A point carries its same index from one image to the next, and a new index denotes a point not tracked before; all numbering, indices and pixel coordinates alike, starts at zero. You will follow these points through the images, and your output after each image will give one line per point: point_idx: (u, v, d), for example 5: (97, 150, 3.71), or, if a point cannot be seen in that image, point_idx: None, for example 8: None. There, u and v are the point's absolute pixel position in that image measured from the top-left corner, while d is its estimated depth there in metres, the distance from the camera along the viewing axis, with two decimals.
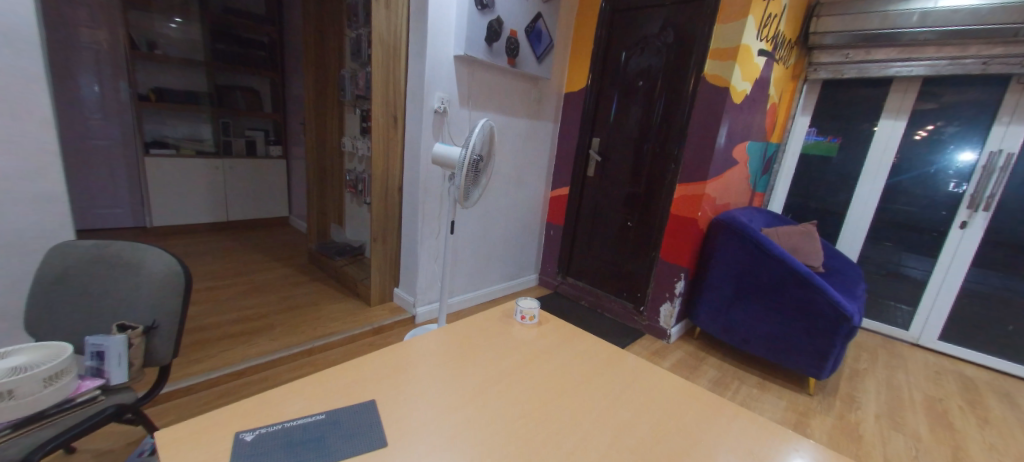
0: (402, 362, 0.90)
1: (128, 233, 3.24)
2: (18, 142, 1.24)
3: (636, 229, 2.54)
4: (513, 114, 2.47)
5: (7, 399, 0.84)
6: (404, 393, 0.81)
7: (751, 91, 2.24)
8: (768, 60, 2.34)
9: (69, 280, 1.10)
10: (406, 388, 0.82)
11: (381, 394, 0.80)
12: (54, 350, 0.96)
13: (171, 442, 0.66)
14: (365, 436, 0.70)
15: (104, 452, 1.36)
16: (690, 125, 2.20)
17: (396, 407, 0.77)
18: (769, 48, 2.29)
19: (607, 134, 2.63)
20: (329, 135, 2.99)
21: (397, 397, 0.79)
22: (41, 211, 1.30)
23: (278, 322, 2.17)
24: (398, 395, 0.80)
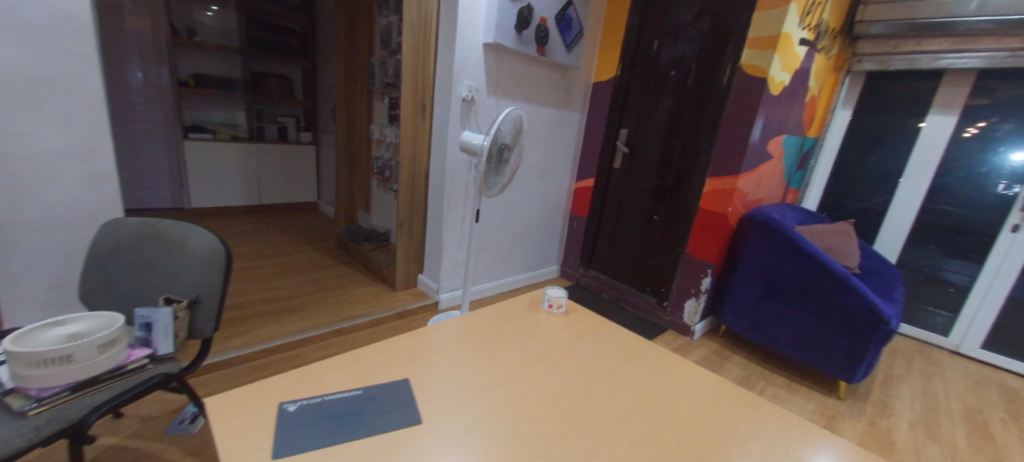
0: (427, 347, 0.91)
1: (168, 213, 3.40)
2: (74, 122, 1.31)
3: (662, 222, 2.48)
4: (540, 103, 2.45)
5: (67, 362, 0.90)
6: (436, 378, 0.82)
7: (789, 83, 2.14)
8: (809, 51, 2.24)
9: (120, 256, 1.17)
10: (439, 372, 0.83)
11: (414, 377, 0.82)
12: (109, 319, 1.01)
13: (219, 408, 0.69)
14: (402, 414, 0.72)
15: (149, 418, 1.45)
16: (724, 118, 2.14)
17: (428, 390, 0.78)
18: (810, 38, 2.19)
19: (635, 125, 2.57)
20: (358, 123, 3.04)
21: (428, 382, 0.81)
22: (95, 189, 1.38)
23: (308, 303, 2.24)
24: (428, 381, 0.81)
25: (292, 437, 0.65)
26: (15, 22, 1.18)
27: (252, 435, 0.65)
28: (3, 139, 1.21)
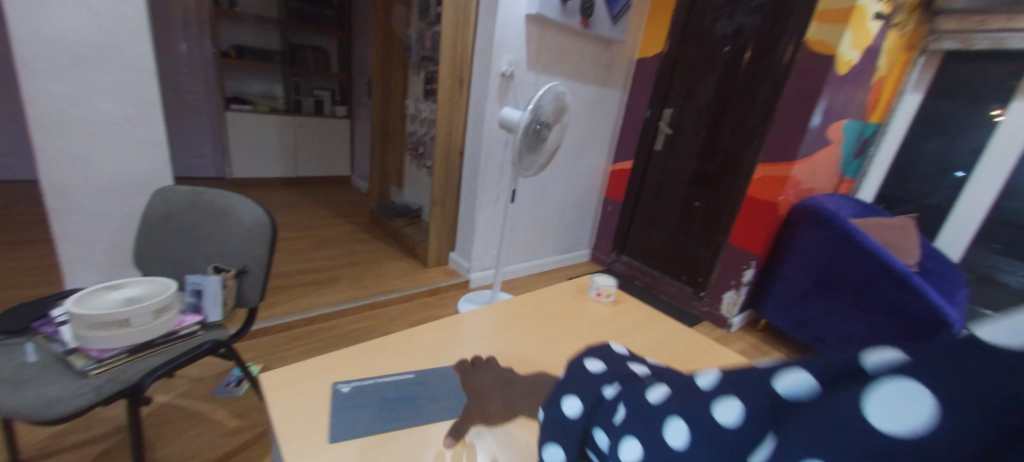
0: (463, 337, 0.87)
1: (212, 182, 3.52)
2: (126, 90, 1.32)
3: (704, 210, 2.33)
4: (581, 80, 2.35)
5: (125, 326, 0.94)
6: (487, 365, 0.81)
7: (858, 62, 1.96)
8: (882, 27, 2.03)
9: (172, 223, 1.20)
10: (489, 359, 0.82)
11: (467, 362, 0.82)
12: (162, 285, 1.04)
13: (273, 384, 0.69)
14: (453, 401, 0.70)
15: (198, 379, 1.51)
16: (781, 100, 1.94)
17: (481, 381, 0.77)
18: (886, 12, 1.98)
19: (680, 105, 2.41)
20: (393, 97, 3.01)
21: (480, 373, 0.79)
22: (147, 156, 1.41)
23: (344, 276, 2.28)
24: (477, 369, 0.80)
25: (347, 418, 0.64)
26: None
27: (308, 413, 0.64)
28: (59, 107, 1.24)
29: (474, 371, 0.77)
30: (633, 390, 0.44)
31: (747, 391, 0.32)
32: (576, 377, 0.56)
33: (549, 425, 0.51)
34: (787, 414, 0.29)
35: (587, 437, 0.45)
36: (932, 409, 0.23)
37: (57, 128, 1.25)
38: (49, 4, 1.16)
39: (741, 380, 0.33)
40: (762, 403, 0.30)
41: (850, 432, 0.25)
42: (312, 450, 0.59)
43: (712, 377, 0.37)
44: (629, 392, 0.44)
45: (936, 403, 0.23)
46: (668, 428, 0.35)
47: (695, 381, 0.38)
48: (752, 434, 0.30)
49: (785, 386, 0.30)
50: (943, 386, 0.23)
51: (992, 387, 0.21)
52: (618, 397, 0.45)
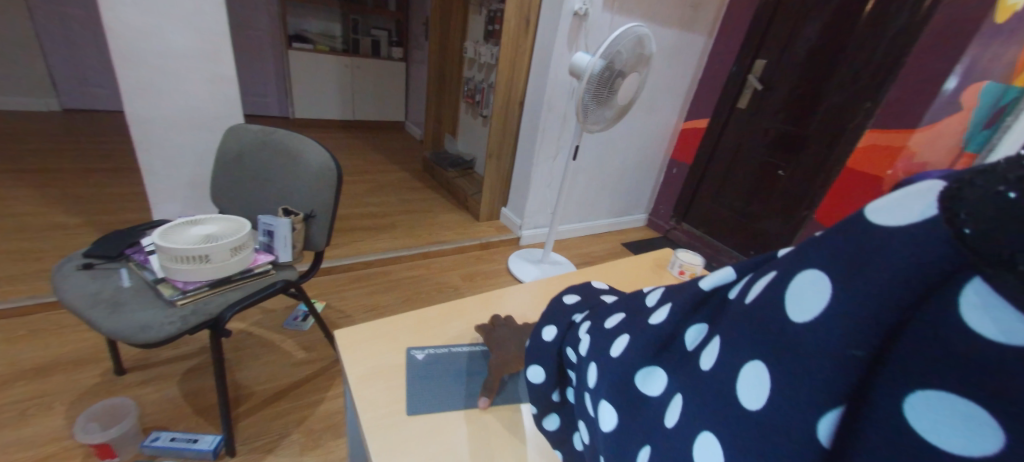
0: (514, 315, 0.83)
1: (275, 121, 3.64)
2: (196, 22, 1.30)
3: (787, 180, 2.09)
4: (663, 23, 2.08)
5: (206, 261, 0.97)
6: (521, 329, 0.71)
7: None
8: None
9: (244, 162, 1.21)
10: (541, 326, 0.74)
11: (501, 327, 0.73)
12: (237, 223, 1.06)
13: (350, 344, 0.70)
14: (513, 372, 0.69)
15: (269, 311, 1.61)
16: (913, 52, 1.58)
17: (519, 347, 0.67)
18: None
19: (776, 57, 2.05)
20: (451, 39, 2.85)
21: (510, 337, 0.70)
22: (218, 92, 1.41)
23: (398, 223, 2.31)
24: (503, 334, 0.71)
25: (423, 388, 0.64)
26: None
27: (385, 377, 0.65)
28: (136, 38, 1.23)
29: (495, 330, 0.73)
30: (599, 315, 0.50)
31: (681, 302, 0.37)
32: (554, 309, 0.62)
33: (530, 349, 0.58)
34: (714, 309, 0.34)
35: (563, 356, 0.52)
36: (825, 294, 0.24)
37: (137, 61, 1.26)
38: None
39: (677, 291, 0.39)
40: (687, 303, 0.36)
41: (767, 330, 0.27)
42: (391, 421, 0.59)
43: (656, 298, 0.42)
44: (597, 318, 0.50)
45: (830, 288, 0.24)
46: (622, 342, 0.41)
47: (644, 303, 0.43)
48: (686, 331, 0.36)
49: (708, 286, 0.35)
50: (837, 272, 0.24)
51: (870, 277, 0.22)
52: (587, 323, 0.51)
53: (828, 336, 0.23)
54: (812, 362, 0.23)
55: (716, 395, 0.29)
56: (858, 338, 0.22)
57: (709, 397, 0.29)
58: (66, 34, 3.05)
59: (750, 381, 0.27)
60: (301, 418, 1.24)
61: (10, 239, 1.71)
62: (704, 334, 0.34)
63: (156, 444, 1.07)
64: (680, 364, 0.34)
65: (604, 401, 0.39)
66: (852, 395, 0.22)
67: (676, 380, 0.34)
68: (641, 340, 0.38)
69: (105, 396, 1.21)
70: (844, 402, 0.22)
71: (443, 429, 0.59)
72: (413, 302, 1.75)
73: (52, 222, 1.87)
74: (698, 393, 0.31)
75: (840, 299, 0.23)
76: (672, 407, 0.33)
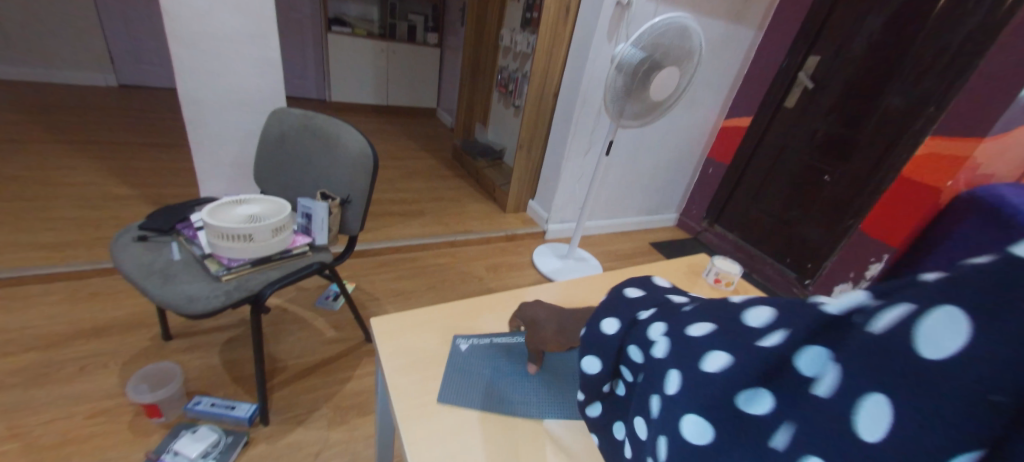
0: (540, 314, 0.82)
1: (311, 103, 3.74)
2: (248, 7, 1.34)
3: (833, 186, 1.99)
4: (710, 15, 1.99)
5: (249, 240, 1.01)
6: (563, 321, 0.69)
7: None
8: None
9: (286, 145, 1.25)
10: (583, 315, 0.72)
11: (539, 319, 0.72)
12: (277, 204, 1.11)
13: (385, 333, 0.72)
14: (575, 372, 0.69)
15: (303, 288, 1.68)
16: (988, 53, 1.45)
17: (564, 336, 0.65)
18: None
19: (832, 53, 1.94)
20: (488, 26, 2.83)
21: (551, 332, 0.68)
22: (265, 76, 1.46)
23: (427, 210, 2.34)
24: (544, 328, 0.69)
25: (462, 378, 0.67)
26: None
27: (418, 366, 0.67)
28: (192, 21, 1.29)
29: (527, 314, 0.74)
30: (672, 318, 0.44)
31: (799, 324, 0.32)
32: (612, 305, 0.55)
33: (589, 343, 0.53)
34: (836, 334, 0.29)
35: (625, 354, 0.48)
36: (963, 343, 0.23)
37: (192, 44, 1.32)
38: None
39: (792, 308, 0.33)
40: (805, 326, 0.32)
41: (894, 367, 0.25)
42: (430, 408, 0.61)
43: (765, 313, 0.35)
44: (668, 320, 0.44)
45: (971, 333, 0.23)
46: (713, 359, 0.36)
47: (739, 314, 0.37)
48: (800, 353, 0.31)
49: (838, 311, 0.30)
50: (982, 319, 0.22)
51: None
52: (658, 324, 0.45)
53: (962, 382, 0.22)
54: (939, 402, 0.23)
55: (835, 428, 0.28)
56: (1002, 387, 0.21)
57: (830, 434, 0.28)
58: (123, 11, 3.19)
59: (872, 411, 0.26)
60: (329, 394, 1.29)
61: (73, 207, 1.84)
62: (826, 362, 0.29)
63: (198, 408, 1.14)
64: (799, 392, 0.30)
65: (690, 413, 0.35)
66: (988, 441, 0.22)
67: (789, 416, 0.30)
68: (746, 362, 0.33)
69: (153, 359, 1.30)
70: (985, 443, 0.22)
71: (478, 420, 0.61)
72: (438, 290, 1.78)
73: (109, 192, 2.00)
74: (821, 435, 0.28)
75: (992, 349, 0.22)
76: (779, 427, 0.30)
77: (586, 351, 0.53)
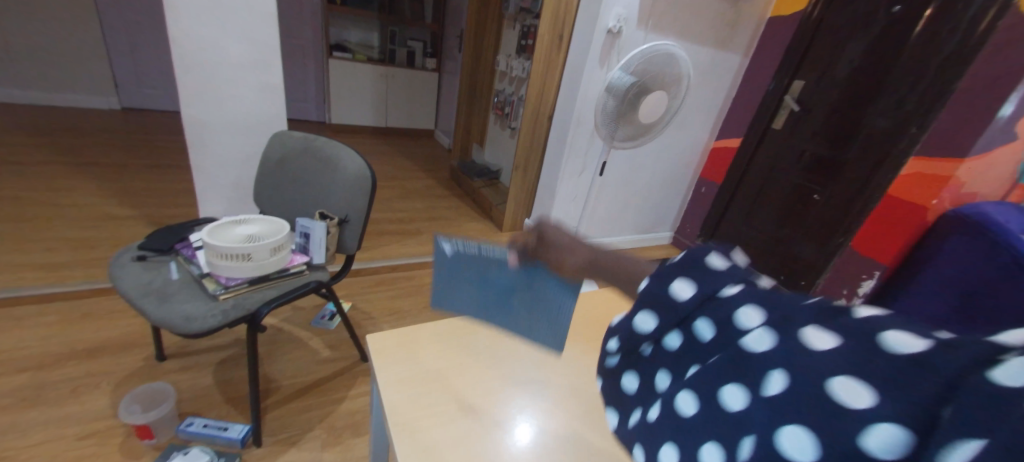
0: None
1: (312, 125, 3.81)
2: (252, 35, 1.39)
3: (822, 204, 2.02)
4: (697, 42, 2.06)
5: (248, 259, 1.03)
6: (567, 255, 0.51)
7: None
8: None
9: (286, 166, 1.28)
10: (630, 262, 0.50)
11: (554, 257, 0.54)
12: (277, 224, 1.14)
13: (380, 349, 0.73)
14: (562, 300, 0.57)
15: (299, 308, 1.68)
16: (964, 78, 1.51)
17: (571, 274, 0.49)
18: None
19: (816, 77, 2.01)
20: (485, 52, 2.92)
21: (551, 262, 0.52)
22: (267, 100, 1.50)
23: (424, 230, 2.37)
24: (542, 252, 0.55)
25: (446, 283, 0.62)
26: None
27: (412, 382, 0.68)
28: (197, 48, 1.33)
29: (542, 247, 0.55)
30: (786, 307, 0.32)
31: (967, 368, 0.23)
32: (698, 258, 0.39)
33: (652, 298, 0.40)
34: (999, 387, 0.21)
35: (689, 329, 0.38)
36: None
37: (197, 70, 1.36)
38: None
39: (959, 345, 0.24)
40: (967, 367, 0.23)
41: None
42: (421, 424, 0.62)
43: (906, 342, 0.26)
44: (776, 306, 0.32)
45: None
46: (841, 388, 0.26)
47: (875, 327, 0.28)
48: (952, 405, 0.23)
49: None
50: None
51: None
52: (766, 306, 0.33)
53: None
54: None
55: None
56: None
57: None
58: (130, 38, 3.28)
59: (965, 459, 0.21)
60: (322, 415, 1.28)
61: (72, 227, 1.85)
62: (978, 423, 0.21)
63: (191, 429, 1.13)
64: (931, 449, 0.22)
65: (790, 427, 0.28)
66: None
67: None
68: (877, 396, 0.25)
69: (146, 380, 1.29)
70: None
71: (468, 436, 0.62)
72: (434, 308, 1.78)
73: (109, 212, 2.02)
74: None
75: None
76: None
77: (643, 305, 0.41)
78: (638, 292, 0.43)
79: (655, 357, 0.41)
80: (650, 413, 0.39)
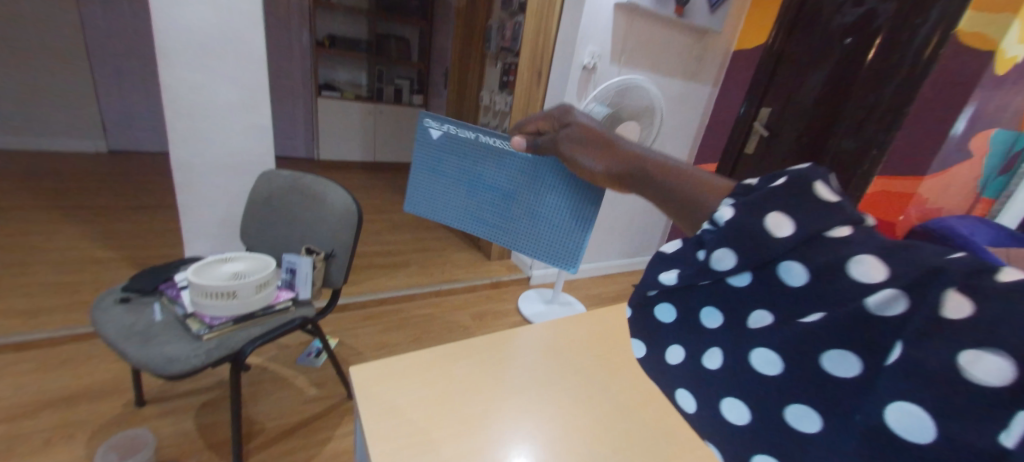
0: (518, 358, 0.85)
1: (301, 162, 3.85)
2: (241, 80, 1.44)
3: None
4: (669, 74, 2.17)
5: (233, 297, 1.03)
6: (600, 137, 0.61)
7: None
8: None
9: (273, 203, 1.31)
10: (652, 155, 0.53)
11: (583, 155, 0.63)
12: (262, 262, 1.14)
13: (361, 381, 0.72)
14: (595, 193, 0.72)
15: (284, 346, 1.66)
16: (915, 101, 1.61)
17: (627, 176, 0.54)
18: None
19: (782, 105, 2.12)
20: (470, 88, 3.03)
21: (596, 155, 0.60)
22: (255, 141, 1.54)
23: (413, 262, 2.38)
24: (570, 151, 0.65)
25: (457, 180, 0.82)
26: None
27: (395, 414, 0.68)
28: (187, 94, 1.38)
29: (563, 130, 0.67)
30: (915, 263, 0.30)
31: None
32: (804, 181, 0.37)
33: (737, 231, 0.38)
34: None
35: (773, 272, 0.37)
36: None
37: (185, 115, 1.40)
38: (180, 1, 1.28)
39: None
40: None
41: None
42: (402, 454, 0.62)
43: (991, 366, 0.24)
44: (902, 261, 0.31)
45: None
46: (988, 366, 0.25)
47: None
48: None
49: None
50: None
51: None
52: (891, 263, 0.31)
53: None
54: None
55: None
56: None
57: None
58: (119, 83, 3.33)
59: None
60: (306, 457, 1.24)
61: (53, 272, 1.83)
62: None
63: None
64: None
65: (903, 404, 0.27)
66: None
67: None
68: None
69: (123, 428, 1.25)
70: None
71: None
72: (422, 341, 1.77)
73: (93, 255, 2.00)
74: None
75: None
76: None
77: (727, 241, 0.39)
78: (719, 220, 0.40)
79: (722, 302, 0.41)
80: (708, 357, 0.42)
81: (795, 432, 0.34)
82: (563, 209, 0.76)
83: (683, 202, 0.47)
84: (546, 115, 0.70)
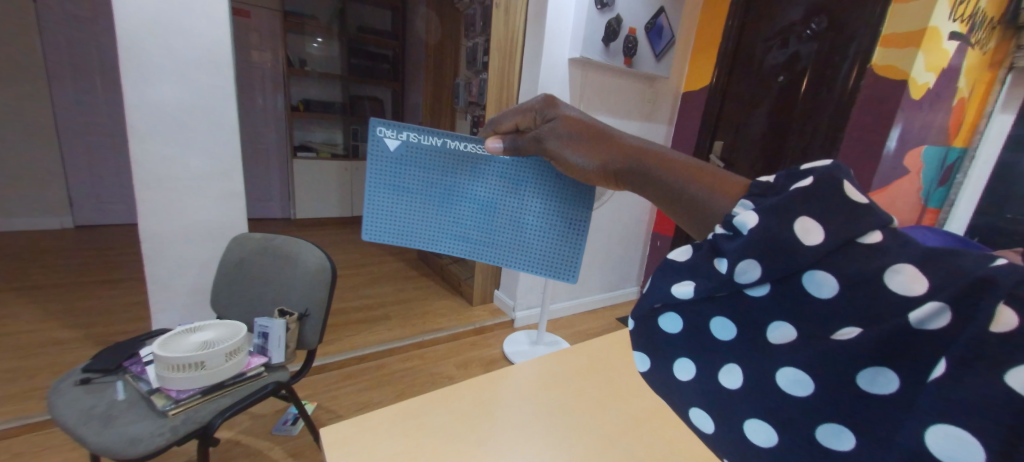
0: (501, 402, 0.84)
1: (278, 222, 3.84)
2: (213, 150, 1.48)
3: None
4: (627, 116, 2.31)
5: (201, 368, 1.00)
6: (587, 130, 0.64)
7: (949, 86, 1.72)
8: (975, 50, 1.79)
9: (244, 267, 1.30)
10: (635, 149, 0.57)
11: (569, 155, 0.65)
12: (234, 328, 1.13)
13: (332, 441, 0.70)
14: (580, 197, 0.77)
15: (259, 416, 1.59)
16: (848, 124, 1.74)
17: (628, 173, 0.57)
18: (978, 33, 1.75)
19: (732, 136, 2.27)
20: None
21: (587, 152, 0.63)
22: (226, 207, 1.55)
23: (394, 314, 2.34)
24: (558, 147, 0.66)
25: (438, 196, 0.79)
26: (173, 63, 1.35)
27: None
28: (158, 167, 1.40)
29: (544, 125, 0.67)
30: (956, 273, 0.31)
31: None
32: (833, 183, 0.37)
33: (761, 241, 0.38)
34: None
35: (799, 282, 0.36)
36: None
37: (155, 187, 1.41)
38: (153, 81, 1.34)
39: None
40: None
41: None
42: None
43: None
44: (942, 271, 0.31)
45: None
46: None
47: None
48: None
49: None
50: None
51: None
52: (930, 273, 0.32)
53: None
54: None
55: None
56: None
57: None
58: (89, 159, 3.33)
59: None
60: None
61: (11, 358, 1.73)
62: None
63: None
64: None
65: (945, 429, 0.27)
66: None
67: None
68: None
69: None
70: None
71: None
72: (405, 396, 1.71)
73: (55, 337, 1.90)
74: None
75: None
76: None
77: (750, 252, 0.38)
78: (745, 228, 0.39)
79: (738, 318, 0.41)
80: (726, 377, 0.41)
81: (824, 451, 0.34)
82: (548, 217, 0.79)
83: (690, 205, 0.50)
84: (523, 109, 0.69)
